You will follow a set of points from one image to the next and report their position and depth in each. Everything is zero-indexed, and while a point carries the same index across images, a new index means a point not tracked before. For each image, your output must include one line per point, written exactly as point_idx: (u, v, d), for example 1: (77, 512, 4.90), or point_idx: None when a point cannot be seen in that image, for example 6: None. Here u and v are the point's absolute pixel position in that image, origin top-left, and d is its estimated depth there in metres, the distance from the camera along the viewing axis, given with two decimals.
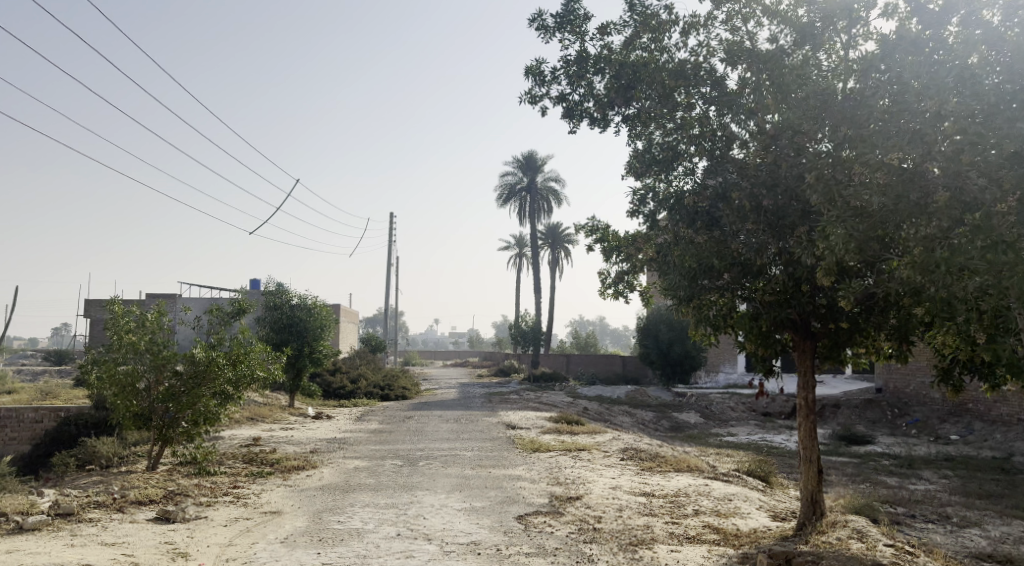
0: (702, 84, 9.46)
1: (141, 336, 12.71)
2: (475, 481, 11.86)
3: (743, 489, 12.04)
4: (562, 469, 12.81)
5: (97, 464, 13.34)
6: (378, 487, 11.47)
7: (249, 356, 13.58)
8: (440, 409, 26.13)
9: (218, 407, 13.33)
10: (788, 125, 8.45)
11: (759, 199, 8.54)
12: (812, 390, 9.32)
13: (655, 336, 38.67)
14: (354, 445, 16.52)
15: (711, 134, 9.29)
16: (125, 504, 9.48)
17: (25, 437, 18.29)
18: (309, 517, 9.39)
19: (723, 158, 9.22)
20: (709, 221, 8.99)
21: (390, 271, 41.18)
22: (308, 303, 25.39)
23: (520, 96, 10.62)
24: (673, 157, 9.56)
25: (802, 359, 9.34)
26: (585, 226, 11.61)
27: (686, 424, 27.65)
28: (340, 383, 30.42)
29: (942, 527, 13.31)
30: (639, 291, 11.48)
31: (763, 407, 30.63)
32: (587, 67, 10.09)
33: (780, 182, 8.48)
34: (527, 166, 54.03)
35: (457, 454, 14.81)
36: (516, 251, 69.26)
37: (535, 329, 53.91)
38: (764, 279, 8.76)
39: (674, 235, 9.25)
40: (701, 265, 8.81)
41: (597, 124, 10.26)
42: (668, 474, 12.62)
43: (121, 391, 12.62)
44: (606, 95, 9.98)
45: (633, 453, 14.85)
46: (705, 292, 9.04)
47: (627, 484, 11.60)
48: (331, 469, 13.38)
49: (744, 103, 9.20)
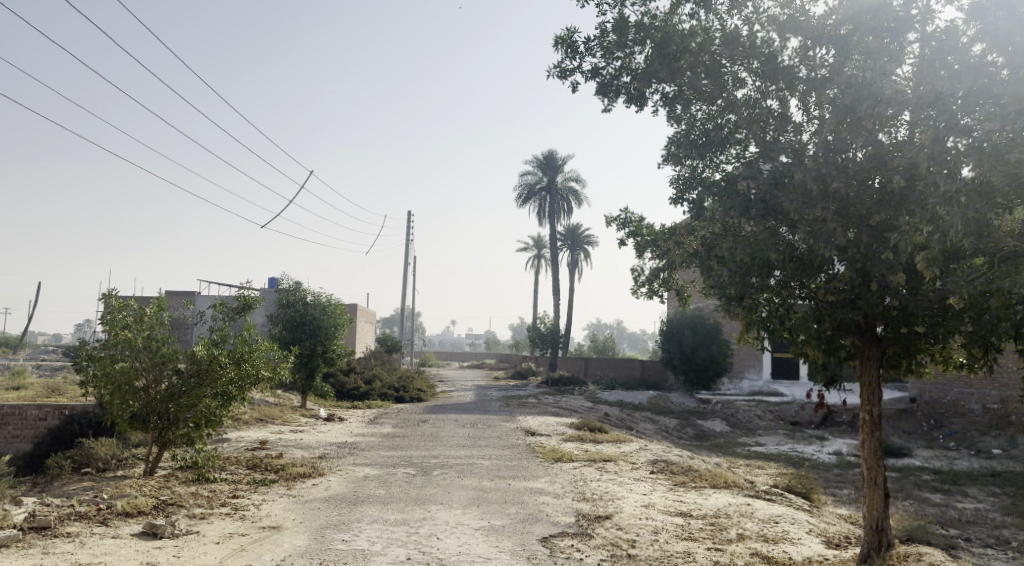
0: (752, 56, 8.39)
1: (138, 333, 11.85)
2: (494, 494, 10.86)
3: (788, 510, 10.96)
4: (588, 483, 11.81)
5: (92, 467, 12.53)
6: (389, 500, 10.52)
7: (254, 354, 12.66)
8: (456, 412, 25.13)
9: (219, 409, 12.46)
10: (857, 101, 7.40)
11: (828, 184, 7.51)
12: (878, 403, 8.26)
13: (678, 340, 37.53)
14: (366, 451, 15.57)
15: (766, 112, 8.28)
16: (109, 515, 8.59)
17: (27, 436, 17.57)
18: (310, 535, 8.47)
19: (778, 142, 8.19)
20: (767, 209, 7.97)
21: (407, 269, 40.34)
22: (323, 301, 24.51)
23: (550, 71, 9.69)
24: (721, 138, 8.55)
25: (867, 370, 8.21)
26: (617, 217, 10.70)
27: (712, 432, 26.50)
28: (355, 384, 29.60)
29: (1002, 554, 12.15)
30: (677, 291, 10.53)
31: (792, 415, 29.46)
32: (627, 37, 9.09)
33: (850, 161, 7.54)
34: (547, 165, 53.05)
35: (475, 463, 13.83)
36: (534, 252, 68.39)
37: (553, 332, 52.86)
38: (828, 274, 7.71)
39: (727, 225, 8.21)
40: (756, 260, 7.76)
41: (634, 102, 9.28)
42: (704, 491, 11.58)
43: (115, 391, 11.74)
44: (646, 69, 9.00)
45: (664, 465, 13.81)
46: (757, 291, 8.02)
47: (661, 502, 10.55)
48: (340, 477, 12.49)
49: (801, 75, 8.17)
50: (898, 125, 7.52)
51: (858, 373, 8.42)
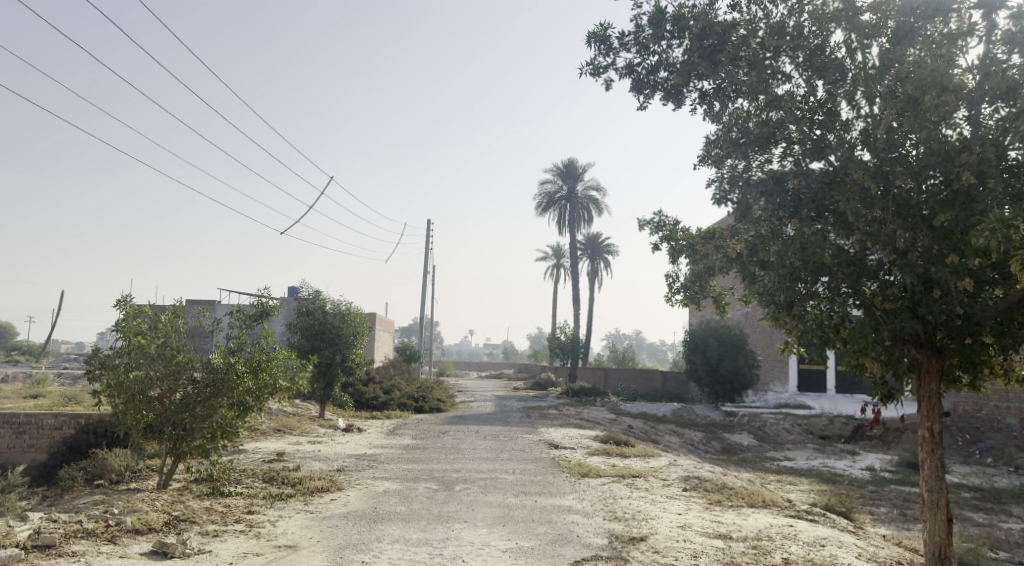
0: (799, 48, 7.87)
1: (153, 339, 11.49)
2: (520, 512, 10.34)
3: (834, 532, 10.32)
4: (619, 501, 11.22)
5: (105, 479, 12.18)
6: (410, 517, 10.01)
7: (272, 363, 12.23)
8: (477, 423, 24.61)
9: (236, 420, 12.06)
10: (921, 93, 6.84)
11: (889, 183, 6.97)
12: (940, 419, 7.67)
13: (703, 351, 36.89)
14: (385, 464, 15.08)
15: (814, 107, 7.75)
16: (118, 533, 8.15)
17: (42, 445, 17.30)
18: (329, 555, 7.99)
19: (829, 138, 7.67)
20: (819, 209, 7.55)
21: (426, 278, 39.94)
22: (342, 309, 24.14)
23: (582, 69, 9.27)
24: (766, 136, 8.04)
25: (926, 385, 7.62)
26: (651, 221, 10.29)
27: (739, 446, 25.75)
28: (373, 394, 29.19)
29: None
30: (714, 298, 9.99)
31: (820, 429, 28.57)
32: (663, 30, 8.59)
33: (908, 157, 7.00)
34: (566, 173, 52.57)
35: (499, 478, 13.28)
36: (553, 261, 67.88)
37: (573, 342, 52.18)
38: (885, 280, 7.19)
39: (774, 226, 7.74)
40: (808, 263, 7.26)
41: (671, 100, 8.80)
42: (743, 511, 10.96)
43: (129, 401, 11.41)
44: (685, 64, 8.51)
45: (697, 482, 13.18)
46: (806, 297, 7.51)
47: (697, 523, 9.96)
48: (358, 492, 11.99)
49: (853, 68, 7.66)
50: (962, 121, 6.97)
51: (917, 387, 7.84)
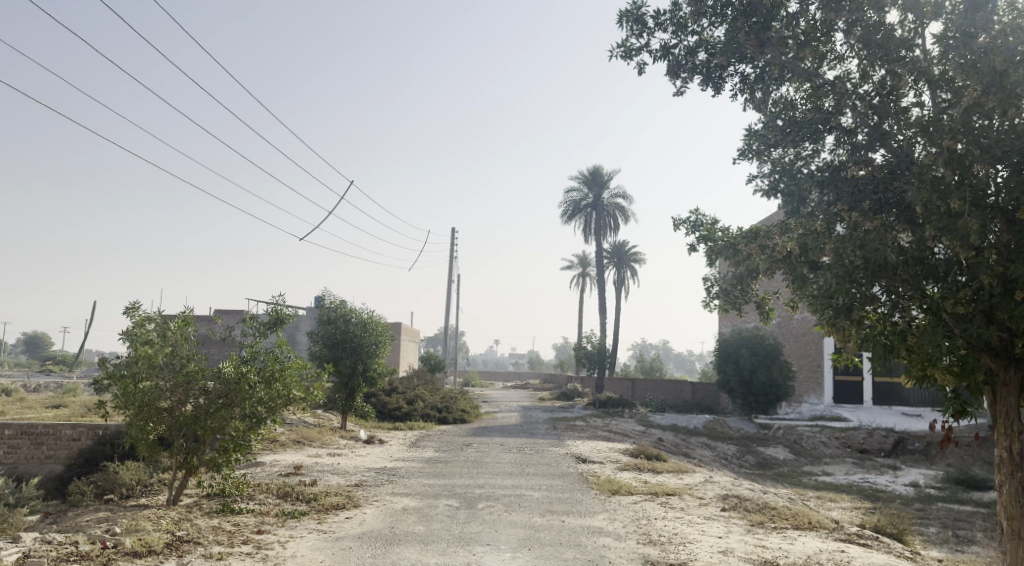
0: (855, 23, 7.21)
1: (161, 348, 10.98)
2: (547, 534, 9.64)
3: (890, 558, 9.47)
4: (653, 521, 10.46)
5: (115, 494, 11.76)
6: (429, 538, 9.35)
7: (285, 373, 11.65)
8: (501, 435, 23.90)
9: (247, 433, 11.48)
10: (1009, 64, 6.17)
11: (963, 170, 6.25)
12: (1020, 439, 6.89)
13: (735, 362, 35.81)
14: (405, 478, 14.47)
15: (871, 91, 7.07)
16: (114, 556, 7.62)
17: (59, 457, 16.94)
18: None
19: (889, 125, 6.99)
20: (881, 202, 6.92)
21: (451, 286, 39.41)
22: (364, 317, 23.60)
23: (615, 51, 9.11)
24: (817, 122, 7.42)
25: (1003, 399, 6.86)
26: (689, 220, 9.75)
27: (774, 460, 24.73)
28: (397, 404, 28.64)
29: None
30: (756, 300, 9.32)
31: (859, 442, 27.31)
32: (703, 6, 7.97)
33: (986, 140, 6.25)
34: (592, 180, 51.78)
35: (524, 495, 12.55)
36: (579, 271, 67.11)
37: (600, 352, 51.26)
38: (956, 282, 6.44)
39: (828, 219, 7.16)
40: (870, 262, 6.56)
41: (712, 82, 8.30)
42: (788, 533, 10.15)
43: (138, 412, 10.96)
44: (727, 42, 7.92)
45: (736, 501, 12.33)
46: (865, 301, 6.79)
47: (740, 547, 9.18)
48: (376, 509, 11.37)
49: (912, 47, 7.05)
50: None
51: (993, 404, 7.05)
